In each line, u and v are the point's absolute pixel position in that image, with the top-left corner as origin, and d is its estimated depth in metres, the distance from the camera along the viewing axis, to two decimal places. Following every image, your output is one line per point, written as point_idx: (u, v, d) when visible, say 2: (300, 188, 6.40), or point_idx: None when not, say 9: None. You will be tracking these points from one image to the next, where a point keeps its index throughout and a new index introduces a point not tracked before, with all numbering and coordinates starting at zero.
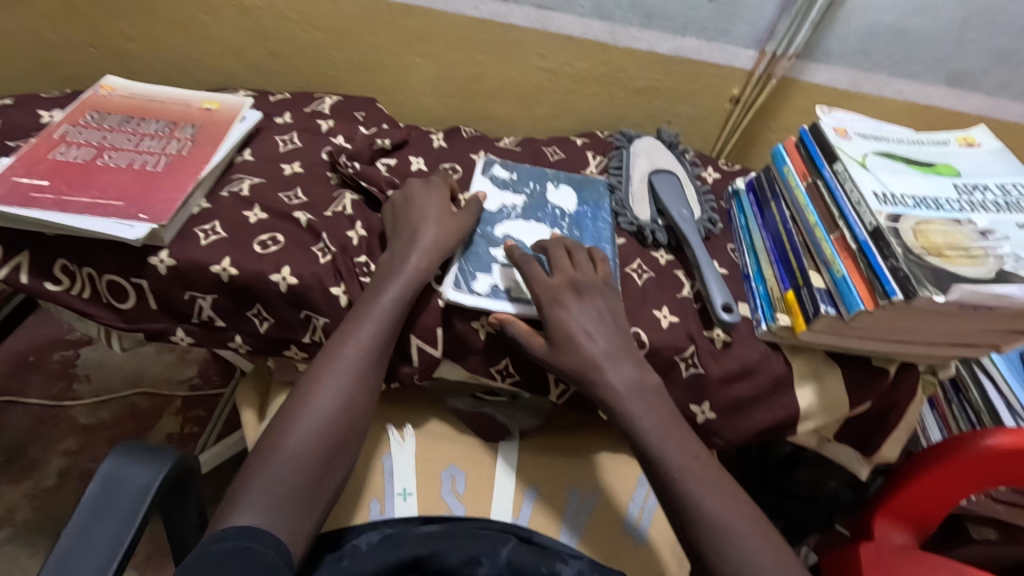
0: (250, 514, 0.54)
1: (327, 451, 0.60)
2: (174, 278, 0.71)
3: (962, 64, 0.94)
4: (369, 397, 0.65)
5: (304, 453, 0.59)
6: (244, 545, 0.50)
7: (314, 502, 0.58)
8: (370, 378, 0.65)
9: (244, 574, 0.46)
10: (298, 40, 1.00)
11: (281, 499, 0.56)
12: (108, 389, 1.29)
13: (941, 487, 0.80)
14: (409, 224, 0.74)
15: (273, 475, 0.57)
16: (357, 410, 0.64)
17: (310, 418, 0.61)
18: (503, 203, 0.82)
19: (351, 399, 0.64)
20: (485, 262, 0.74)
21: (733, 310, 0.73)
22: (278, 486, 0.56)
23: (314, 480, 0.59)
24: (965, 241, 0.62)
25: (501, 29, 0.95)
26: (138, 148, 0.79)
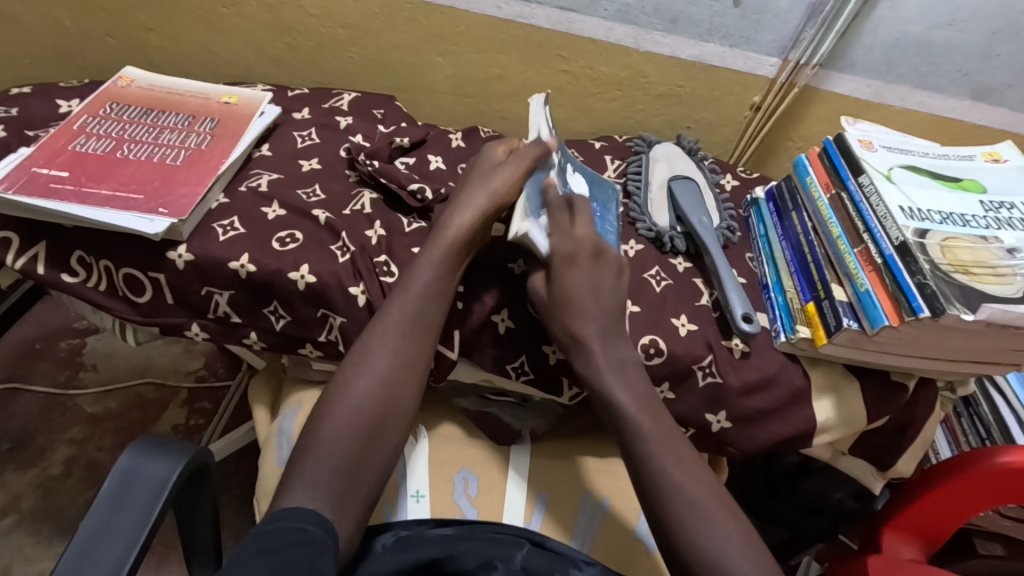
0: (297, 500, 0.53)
1: (368, 430, 0.59)
2: (192, 273, 0.71)
3: (987, 78, 0.94)
4: (413, 376, 0.64)
5: (341, 435, 0.58)
6: (295, 526, 0.50)
7: (365, 478, 0.57)
8: (409, 357, 0.64)
9: (293, 556, 0.47)
10: (318, 36, 0.99)
11: (327, 477, 0.55)
12: (114, 379, 1.29)
13: (954, 504, 0.79)
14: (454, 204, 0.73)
15: (314, 455, 0.57)
16: (399, 390, 0.62)
17: (349, 395, 0.60)
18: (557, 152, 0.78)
19: (390, 384, 0.62)
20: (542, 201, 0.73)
21: (752, 321, 0.72)
22: (325, 462, 0.56)
23: (357, 458, 0.57)
24: (993, 259, 0.62)
25: (524, 30, 0.95)
26: (157, 141, 0.78)
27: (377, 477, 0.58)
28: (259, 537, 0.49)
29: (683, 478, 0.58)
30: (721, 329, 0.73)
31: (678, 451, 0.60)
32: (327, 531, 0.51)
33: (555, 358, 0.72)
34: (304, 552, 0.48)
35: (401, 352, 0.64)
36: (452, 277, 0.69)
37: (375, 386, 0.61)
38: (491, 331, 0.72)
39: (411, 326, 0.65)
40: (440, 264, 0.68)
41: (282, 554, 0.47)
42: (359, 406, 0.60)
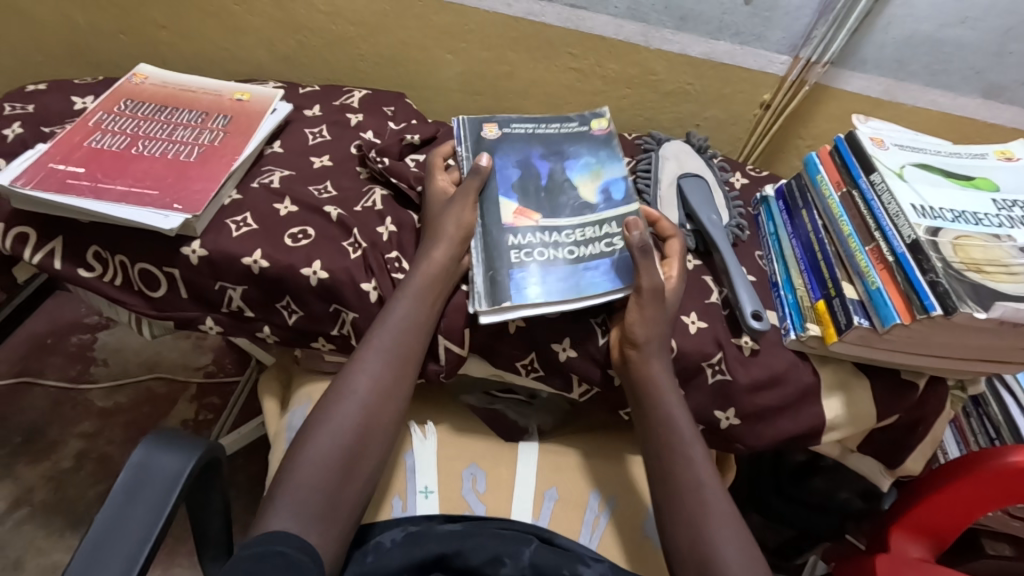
0: (278, 521, 0.56)
1: (347, 460, 0.61)
2: (205, 268, 0.71)
3: (999, 77, 0.93)
4: (391, 402, 0.66)
5: (322, 459, 0.60)
6: (277, 549, 0.51)
7: (343, 509, 0.59)
8: (388, 385, 0.66)
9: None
10: (329, 33, 1.00)
11: (313, 504, 0.58)
12: (125, 374, 1.30)
13: (963, 503, 0.79)
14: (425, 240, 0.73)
15: (297, 479, 0.59)
16: (378, 417, 0.65)
17: (331, 423, 0.63)
18: (583, 159, 0.83)
19: (370, 410, 0.64)
20: (569, 209, 0.78)
21: (762, 318, 0.72)
22: (307, 491, 0.58)
23: (335, 489, 0.59)
24: (1006, 258, 0.62)
25: (534, 27, 0.95)
26: (171, 137, 0.79)
27: (354, 505, 0.60)
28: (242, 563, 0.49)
29: (715, 499, 0.62)
30: (731, 326, 0.73)
31: (714, 472, 0.64)
32: (311, 559, 0.52)
33: (566, 355, 0.72)
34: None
35: (384, 387, 0.66)
36: (430, 304, 0.70)
37: (356, 412, 0.64)
38: (503, 332, 0.72)
39: (386, 363, 0.67)
40: (418, 295, 0.69)
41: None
42: (337, 440, 0.62)
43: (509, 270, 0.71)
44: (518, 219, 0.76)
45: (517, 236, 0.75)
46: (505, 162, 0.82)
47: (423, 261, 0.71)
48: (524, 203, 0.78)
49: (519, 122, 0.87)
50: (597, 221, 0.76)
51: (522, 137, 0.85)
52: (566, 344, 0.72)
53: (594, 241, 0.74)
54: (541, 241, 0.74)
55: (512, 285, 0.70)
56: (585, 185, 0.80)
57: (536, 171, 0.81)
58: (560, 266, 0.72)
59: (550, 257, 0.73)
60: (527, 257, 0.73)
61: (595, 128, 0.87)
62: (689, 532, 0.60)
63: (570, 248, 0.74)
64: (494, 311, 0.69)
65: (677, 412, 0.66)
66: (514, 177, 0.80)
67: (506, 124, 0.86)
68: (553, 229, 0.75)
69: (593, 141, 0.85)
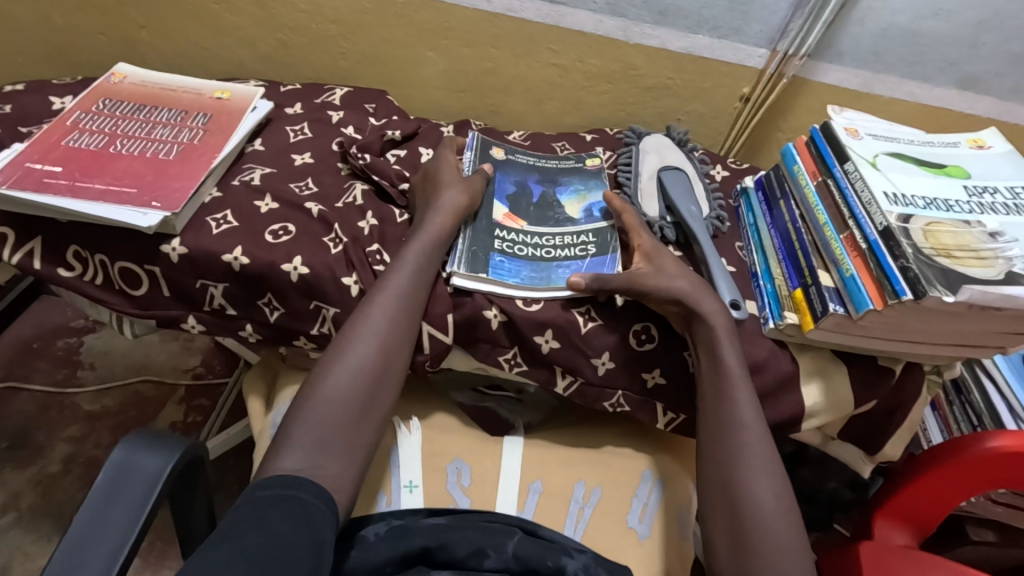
0: (293, 459, 0.58)
1: (360, 399, 0.64)
2: (186, 265, 0.71)
3: (974, 67, 0.94)
4: (404, 345, 0.68)
5: (337, 394, 0.63)
6: (287, 494, 0.54)
7: (355, 447, 0.62)
8: (403, 323, 0.68)
9: (291, 523, 0.51)
10: (310, 31, 1.00)
11: (325, 438, 0.60)
12: (112, 377, 1.30)
13: (941, 488, 0.80)
14: (426, 207, 0.76)
15: (317, 412, 0.62)
16: (393, 356, 0.67)
17: (347, 361, 0.65)
18: (575, 183, 0.87)
19: (388, 348, 0.67)
20: (548, 220, 0.82)
21: (741, 308, 0.73)
22: (321, 425, 0.61)
23: (348, 429, 0.62)
24: (975, 243, 0.63)
25: (514, 24, 0.96)
26: (150, 136, 0.79)
27: (367, 446, 0.63)
28: (254, 507, 0.52)
29: (755, 445, 0.66)
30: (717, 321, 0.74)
31: (758, 413, 0.68)
32: (321, 499, 0.55)
33: (549, 347, 0.72)
34: (303, 523, 0.52)
35: (398, 330, 0.68)
36: (436, 261, 0.72)
37: (374, 351, 0.66)
38: (484, 325, 0.72)
39: (403, 308, 0.68)
40: (428, 246, 0.72)
41: (279, 522, 0.51)
42: (356, 377, 0.64)
43: (492, 252, 0.76)
44: (506, 221, 0.80)
45: (503, 231, 0.79)
46: (504, 179, 0.86)
47: (433, 211, 0.74)
48: (514, 210, 0.82)
49: (520, 151, 0.92)
50: (575, 232, 0.80)
51: (523, 166, 0.89)
52: (548, 336, 0.72)
53: (569, 246, 0.79)
54: (523, 240, 0.78)
55: (492, 264, 0.74)
56: (571, 205, 0.84)
57: (530, 190, 0.85)
58: (536, 262, 0.76)
59: (529, 254, 0.77)
60: (510, 249, 0.77)
61: (588, 165, 0.91)
62: (724, 468, 0.65)
63: (547, 250, 0.78)
64: (469, 277, 0.73)
65: (728, 353, 0.68)
66: (510, 191, 0.84)
67: (513, 150, 0.91)
68: (536, 234, 0.80)
69: (584, 172, 0.89)
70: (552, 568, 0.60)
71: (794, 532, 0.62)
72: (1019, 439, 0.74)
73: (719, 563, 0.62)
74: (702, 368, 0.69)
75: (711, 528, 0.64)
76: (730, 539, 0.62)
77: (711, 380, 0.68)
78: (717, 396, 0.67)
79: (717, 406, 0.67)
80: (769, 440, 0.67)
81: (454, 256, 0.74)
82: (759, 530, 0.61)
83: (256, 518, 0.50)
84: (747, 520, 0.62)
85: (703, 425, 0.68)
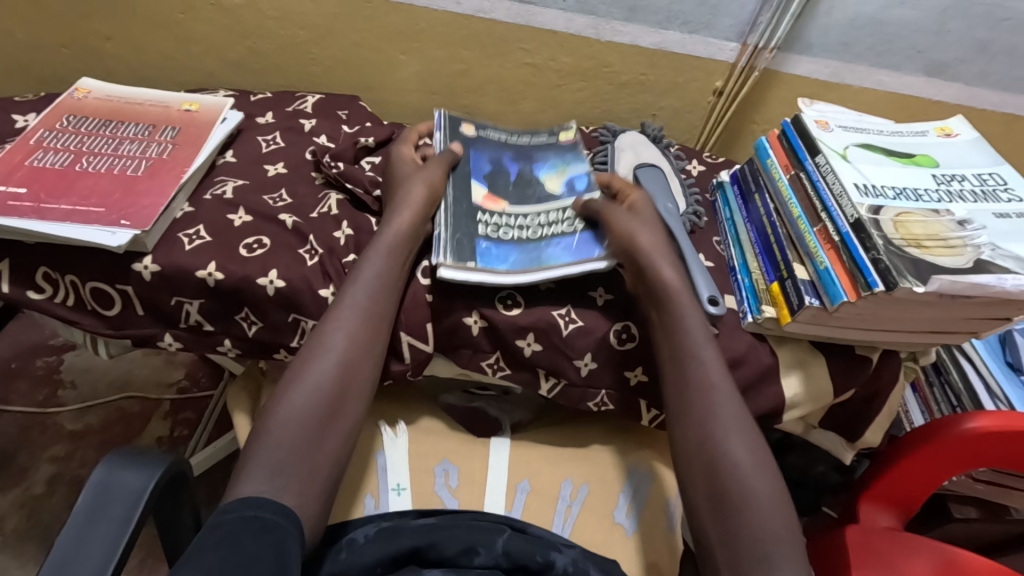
0: (253, 483, 0.57)
1: (320, 419, 0.63)
2: (160, 284, 0.70)
3: (941, 54, 0.95)
4: (367, 359, 0.67)
5: (297, 416, 0.62)
6: (251, 516, 0.53)
7: (319, 468, 0.60)
8: (363, 337, 0.67)
9: (257, 543, 0.51)
10: (278, 38, 0.99)
11: (285, 458, 0.59)
12: (94, 394, 1.28)
13: (921, 470, 0.81)
14: (393, 204, 0.76)
15: (274, 436, 0.60)
16: (355, 369, 0.66)
17: (304, 381, 0.64)
18: (550, 159, 0.88)
19: (348, 363, 0.66)
20: (526, 197, 0.83)
21: (719, 303, 0.73)
22: (279, 448, 0.60)
23: (310, 447, 0.61)
24: (945, 232, 0.64)
25: (485, 25, 0.95)
26: (117, 152, 0.77)
27: (331, 464, 0.62)
28: (218, 530, 0.51)
29: (725, 401, 0.66)
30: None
31: (725, 371, 0.68)
32: (287, 519, 0.55)
33: (531, 350, 0.73)
34: (268, 542, 0.51)
35: (357, 338, 0.67)
36: (398, 264, 0.72)
37: (332, 367, 0.65)
38: (464, 332, 0.72)
39: (361, 319, 0.68)
40: (387, 255, 0.71)
41: (245, 544, 0.50)
42: (314, 398, 0.63)
43: (477, 239, 0.75)
44: (488, 202, 0.81)
45: (486, 214, 0.79)
46: (479, 158, 0.86)
47: (393, 216, 0.74)
48: (493, 190, 0.82)
49: (491, 126, 0.93)
50: (558, 208, 0.82)
51: (497, 145, 0.89)
52: (530, 340, 0.72)
53: (555, 224, 0.79)
54: (507, 222, 0.79)
55: (479, 251, 0.74)
56: (551, 181, 0.85)
57: (506, 169, 0.85)
58: (525, 243, 0.77)
59: (517, 236, 0.77)
60: (495, 232, 0.77)
61: (561, 140, 0.92)
62: (704, 457, 0.64)
63: (533, 231, 0.78)
64: (459, 266, 0.72)
65: (691, 313, 0.70)
66: (487, 170, 0.84)
67: (482, 128, 0.91)
68: (518, 215, 0.80)
69: (559, 148, 0.90)
70: (542, 564, 0.60)
71: (786, 515, 0.60)
72: (993, 419, 0.76)
73: (703, 525, 0.62)
74: (656, 331, 0.71)
75: (698, 517, 0.63)
76: (719, 524, 0.60)
77: (672, 343, 0.68)
78: (675, 360, 0.68)
79: (684, 367, 0.68)
80: (752, 425, 0.66)
81: (439, 247, 0.73)
82: (743, 495, 0.61)
83: (220, 542, 0.50)
84: (724, 478, 0.62)
85: (676, 406, 0.67)
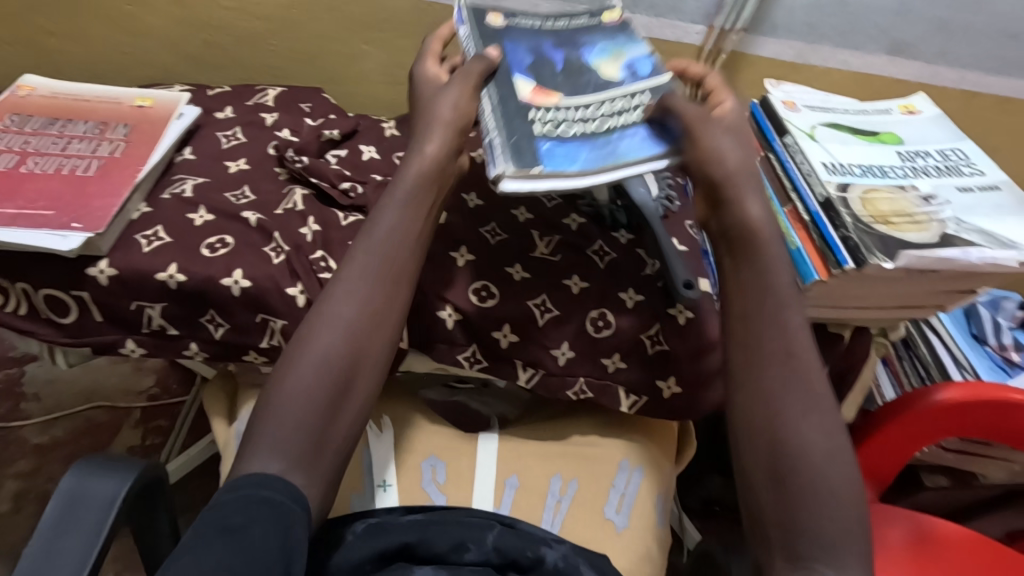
0: (261, 460, 0.55)
1: (331, 392, 0.60)
2: (118, 288, 0.67)
3: (902, 33, 0.96)
4: (382, 325, 0.64)
5: (304, 388, 0.59)
6: (255, 496, 0.52)
7: (331, 442, 0.59)
8: (377, 304, 0.64)
9: (261, 528, 0.50)
10: (236, 30, 0.95)
11: (293, 432, 0.57)
12: (60, 406, 1.23)
13: (898, 442, 0.82)
14: (419, 134, 0.69)
15: (282, 409, 0.58)
16: (366, 338, 0.63)
17: (311, 352, 0.61)
18: (600, 40, 0.72)
19: (358, 331, 0.63)
20: (582, 86, 0.67)
21: (693, 287, 0.73)
22: (286, 422, 0.58)
23: (320, 421, 0.59)
24: (910, 208, 0.65)
25: (449, 12, 0.93)
26: (66, 152, 0.74)
27: (341, 440, 0.60)
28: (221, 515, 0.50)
29: (802, 350, 0.60)
30: (641, 315, 0.73)
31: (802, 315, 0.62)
32: (292, 499, 0.53)
33: (508, 341, 0.72)
34: (273, 528, 0.50)
35: (370, 299, 0.64)
36: (418, 218, 0.67)
37: (342, 336, 0.62)
38: (440, 327, 0.72)
39: (373, 283, 0.64)
40: (402, 208, 0.67)
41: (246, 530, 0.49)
42: (323, 370, 0.60)
43: (537, 139, 0.61)
44: (538, 97, 0.65)
45: (540, 111, 0.64)
46: (516, 48, 0.69)
47: (416, 158, 0.68)
48: (540, 83, 0.67)
49: (517, 13, 0.76)
50: (623, 94, 0.66)
51: (533, 32, 0.72)
52: (506, 330, 0.72)
53: (623, 112, 0.64)
54: (565, 117, 0.64)
55: (543, 153, 0.60)
56: (606, 67, 0.69)
57: (550, 58, 0.69)
58: (592, 138, 0.62)
59: (581, 131, 0.63)
60: (554, 130, 0.62)
61: (607, 20, 0.75)
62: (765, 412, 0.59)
63: (597, 124, 0.63)
64: (524, 173, 0.58)
65: (778, 262, 0.63)
66: (528, 62, 0.68)
67: (512, 15, 0.74)
68: (576, 106, 0.65)
69: (606, 29, 0.74)
70: (530, 559, 0.59)
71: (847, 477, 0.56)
72: (962, 390, 0.78)
73: (754, 485, 0.58)
74: (730, 283, 0.64)
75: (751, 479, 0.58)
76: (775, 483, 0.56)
77: (744, 302, 0.62)
78: (746, 320, 0.62)
79: (760, 330, 0.61)
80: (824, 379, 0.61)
81: (497, 154, 0.59)
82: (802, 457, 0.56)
83: (221, 529, 0.49)
84: (792, 450, 0.57)
85: (739, 352, 0.62)
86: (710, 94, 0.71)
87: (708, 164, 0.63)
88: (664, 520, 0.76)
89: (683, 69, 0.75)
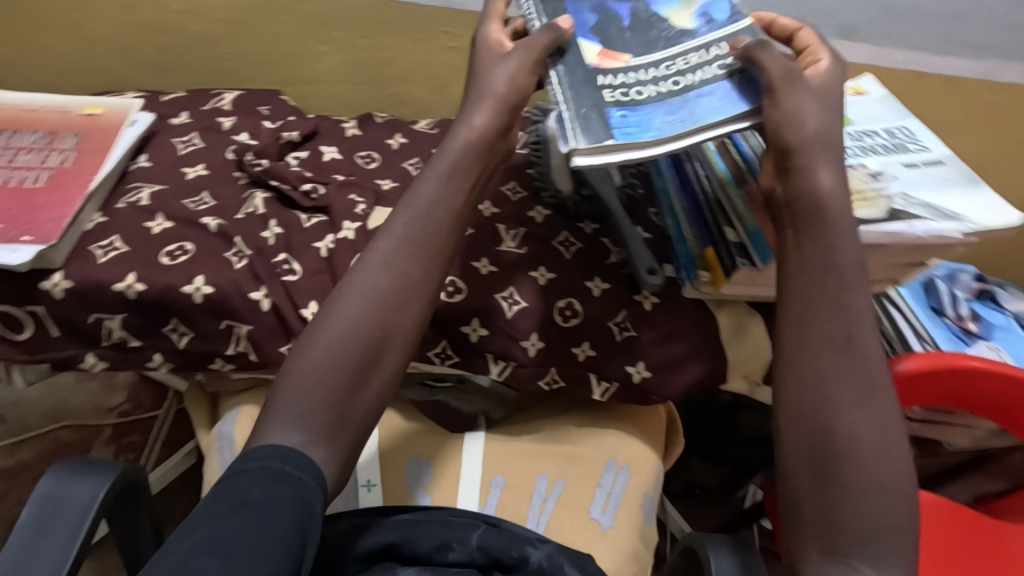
0: (282, 428, 0.55)
1: (356, 367, 0.60)
2: (74, 301, 0.66)
3: (849, 17, 0.99)
4: (412, 301, 0.63)
5: (328, 361, 0.59)
6: (276, 470, 0.52)
7: (352, 417, 0.59)
8: (410, 280, 0.63)
9: (280, 506, 0.50)
10: (188, 33, 0.94)
11: (314, 404, 0.57)
12: (26, 428, 1.19)
13: None
14: (468, 103, 0.67)
15: (307, 379, 0.58)
16: (396, 315, 0.62)
17: (335, 325, 0.61)
18: None
19: (386, 303, 0.62)
20: (652, 41, 0.63)
21: (658, 272, 0.75)
22: (307, 395, 0.57)
23: (342, 396, 0.58)
24: (858, 185, 0.68)
25: (404, 10, 0.93)
26: (14, 164, 0.72)
27: (362, 417, 0.59)
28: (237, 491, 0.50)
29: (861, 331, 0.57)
30: (608, 302, 0.75)
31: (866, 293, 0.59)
32: (312, 477, 0.53)
33: (477, 335, 0.72)
34: (290, 508, 0.50)
35: (403, 273, 0.63)
36: (456, 193, 0.66)
37: (370, 311, 0.61)
38: None
39: (403, 255, 0.63)
40: (444, 178, 0.66)
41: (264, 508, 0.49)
42: (349, 344, 0.60)
43: (607, 107, 0.57)
44: (605, 60, 0.61)
45: (609, 76, 0.60)
46: (579, 7, 0.65)
47: (462, 128, 0.66)
48: (608, 45, 0.63)
49: None
50: (699, 46, 0.62)
51: None
52: (475, 325, 0.72)
53: (699, 68, 0.60)
54: (636, 79, 0.60)
55: (614, 122, 0.56)
56: (678, 15, 0.65)
57: (617, 13, 0.65)
58: (667, 99, 0.58)
59: (654, 93, 0.59)
60: (625, 96, 0.58)
61: None
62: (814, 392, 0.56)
63: (670, 83, 0.59)
64: (596, 147, 0.55)
65: (842, 240, 0.59)
66: (593, 22, 0.64)
67: None
68: (647, 66, 0.61)
69: None
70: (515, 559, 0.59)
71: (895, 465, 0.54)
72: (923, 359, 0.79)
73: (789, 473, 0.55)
74: (791, 259, 0.60)
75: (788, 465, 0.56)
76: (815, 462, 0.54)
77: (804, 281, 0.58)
78: (806, 300, 0.58)
79: (821, 311, 0.58)
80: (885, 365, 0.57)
81: (567, 129, 0.56)
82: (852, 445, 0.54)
83: (236, 507, 0.49)
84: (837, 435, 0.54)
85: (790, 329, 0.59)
86: (804, 52, 0.66)
87: (783, 128, 0.58)
88: (651, 518, 0.76)
89: (771, 22, 0.68)
